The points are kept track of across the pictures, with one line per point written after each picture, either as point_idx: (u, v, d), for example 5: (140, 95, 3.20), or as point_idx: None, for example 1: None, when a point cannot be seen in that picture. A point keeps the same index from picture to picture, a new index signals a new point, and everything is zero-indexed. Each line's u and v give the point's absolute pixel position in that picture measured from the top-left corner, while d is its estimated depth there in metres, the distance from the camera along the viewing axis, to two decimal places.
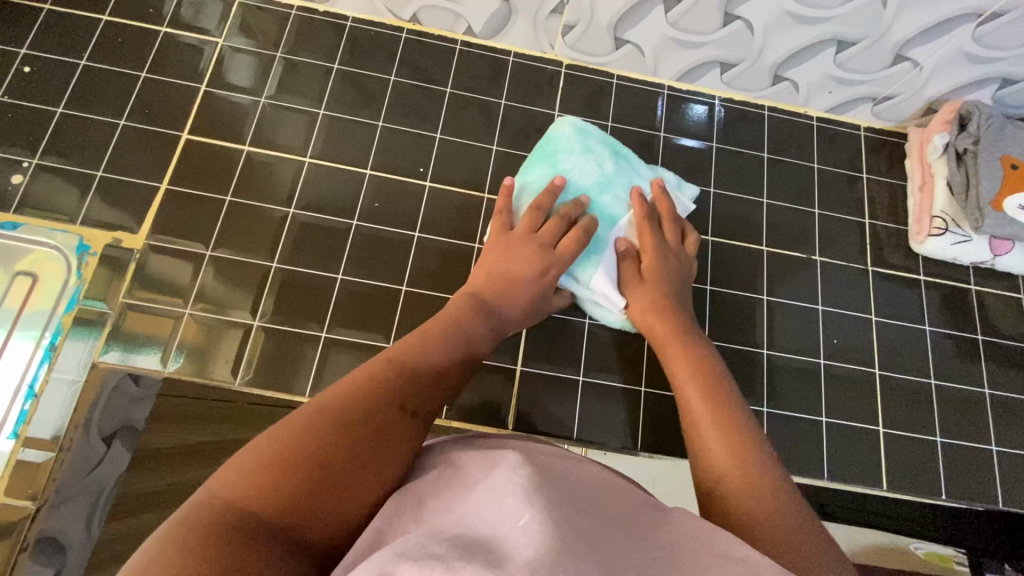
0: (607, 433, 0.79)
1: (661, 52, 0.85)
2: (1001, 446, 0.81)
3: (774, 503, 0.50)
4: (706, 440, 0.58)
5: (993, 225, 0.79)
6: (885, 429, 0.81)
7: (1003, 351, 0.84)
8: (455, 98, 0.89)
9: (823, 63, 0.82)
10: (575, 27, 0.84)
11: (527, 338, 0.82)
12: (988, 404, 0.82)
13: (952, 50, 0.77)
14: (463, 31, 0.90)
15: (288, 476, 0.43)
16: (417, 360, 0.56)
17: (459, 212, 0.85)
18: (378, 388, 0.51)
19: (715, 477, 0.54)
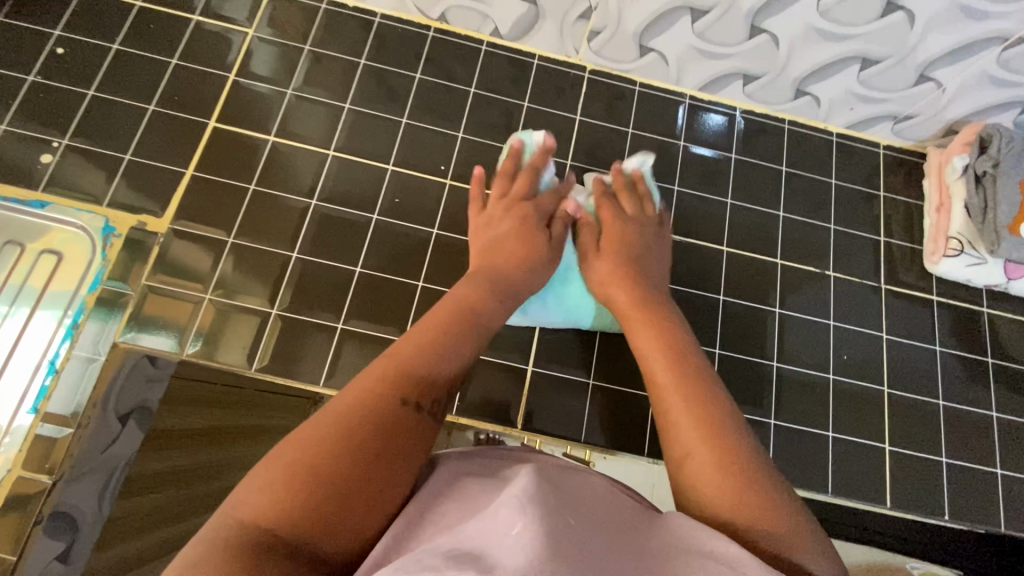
0: (613, 437, 0.80)
1: (684, 61, 0.86)
2: (1006, 470, 0.81)
3: (749, 480, 0.50)
4: (672, 415, 0.57)
5: (1009, 250, 0.78)
6: (890, 447, 0.81)
7: (1013, 375, 0.84)
8: (478, 99, 0.90)
9: (846, 79, 0.82)
10: (601, 34, 0.85)
11: (538, 340, 0.83)
12: (995, 426, 0.82)
13: (976, 73, 0.77)
14: (489, 32, 0.91)
15: (301, 488, 0.43)
16: (417, 362, 0.55)
17: None
18: (394, 389, 0.51)
19: (678, 444, 0.55)
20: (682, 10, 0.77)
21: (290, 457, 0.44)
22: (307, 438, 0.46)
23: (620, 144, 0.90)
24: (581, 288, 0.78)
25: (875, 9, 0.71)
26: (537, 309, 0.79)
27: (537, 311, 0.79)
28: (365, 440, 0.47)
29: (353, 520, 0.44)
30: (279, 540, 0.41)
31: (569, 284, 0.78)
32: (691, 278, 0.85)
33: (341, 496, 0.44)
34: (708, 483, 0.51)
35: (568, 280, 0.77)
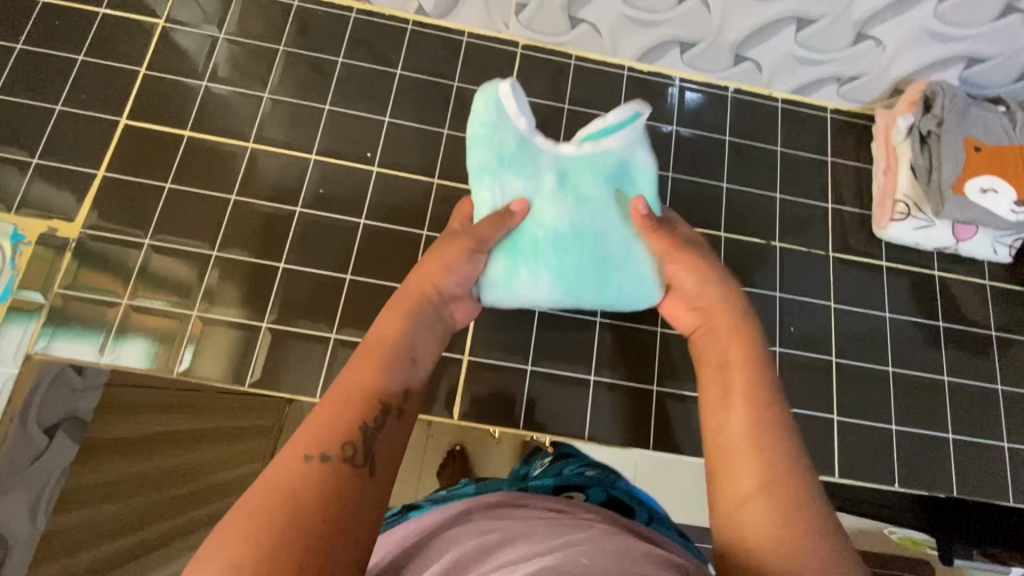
0: (556, 420, 0.78)
1: (617, 31, 0.82)
2: (958, 433, 0.80)
3: (805, 526, 0.46)
4: (732, 443, 0.52)
5: (953, 210, 0.76)
6: (840, 417, 0.79)
7: (963, 336, 0.83)
8: (406, 81, 0.87)
9: (785, 42, 0.79)
10: (527, 6, 0.81)
11: (477, 328, 0.80)
12: (946, 390, 0.81)
13: (915, 29, 0.74)
14: (414, 10, 0.87)
15: None
16: (331, 419, 0.46)
17: (409, 198, 0.83)
18: (298, 455, 0.43)
19: (737, 480, 0.49)
20: None
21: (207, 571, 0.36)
22: (212, 556, 0.37)
23: (556, 121, 0.86)
24: (576, 263, 0.61)
25: None
26: (526, 285, 0.61)
27: (526, 288, 0.62)
28: (286, 539, 0.38)
29: None
30: None
31: (565, 253, 0.61)
32: None
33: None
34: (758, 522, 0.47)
35: (560, 256, 0.60)
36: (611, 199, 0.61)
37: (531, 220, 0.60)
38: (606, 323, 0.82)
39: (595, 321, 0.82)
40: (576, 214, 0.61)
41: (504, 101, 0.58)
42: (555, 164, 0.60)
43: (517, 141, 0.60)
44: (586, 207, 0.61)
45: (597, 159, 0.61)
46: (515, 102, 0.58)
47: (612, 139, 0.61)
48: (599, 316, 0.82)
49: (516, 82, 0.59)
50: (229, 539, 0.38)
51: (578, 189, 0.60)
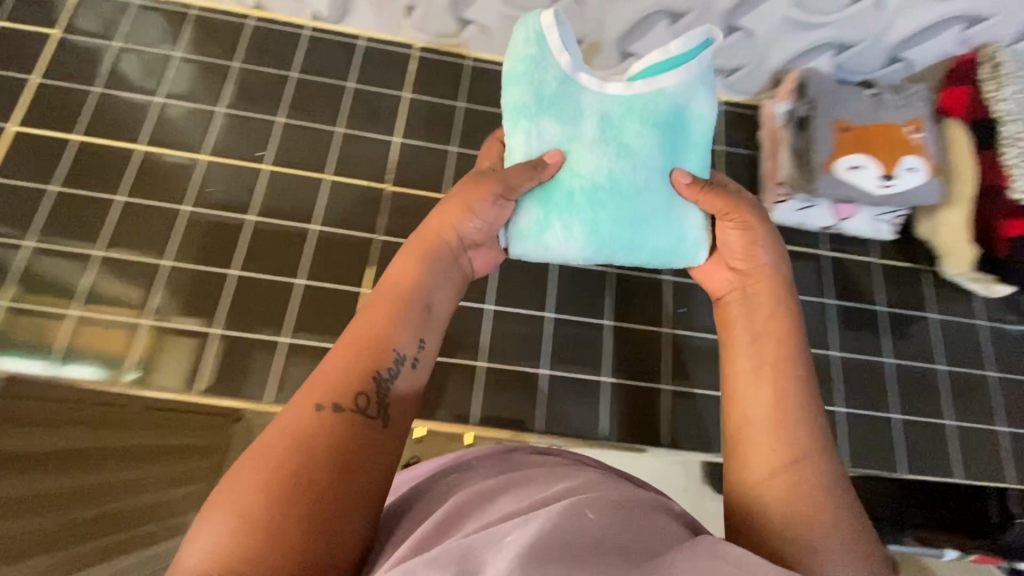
0: (449, 409, 0.77)
1: (505, 30, 0.85)
2: (848, 406, 0.80)
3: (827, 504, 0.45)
4: (756, 417, 0.51)
5: (827, 188, 0.77)
6: None
7: (853, 311, 0.85)
8: (300, 83, 0.88)
9: (661, 35, 0.82)
10: (416, 9, 0.84)
11: None
12: (834, 365, 0.82)
13: (779, 18, 0.78)
14: (309, 16, 0.89)
15: (256, 521, 0.39)
16: (354, 363, 0.48)
17: (300, 194, 0.83)
18: (310, 401, 0.45)
19: (760, 440, 0.49)
20: None
21: (240, 488, 0.41)
22: (243, 480, 0.41)
23: (450, 118, 0.87)
24: (613, 214, 0.58)
25: None
26: (558, 238, 0.59)
27: (558, 242, 0.59)
28: (297, 471, 0.41)
29: (328, 539, 0.40)
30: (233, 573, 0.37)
31: (602, 206, 0.58)
32: None
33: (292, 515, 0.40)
34: (771, 484, 0.47)
35: (597, 204, 0.58)
36: (656, 149, 0.59)
37: (567, 169, 0.58)
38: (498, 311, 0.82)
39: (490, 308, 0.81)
40: (615, 164, 0.58)
41: (544, 33, 0.57)
42: (599, 107, 0.58)
43: (557, 81, 0.58)
44: (627, 158, 0.58)
45: (649, 101, 0.58)
46: (559, 42, 0.57)
47: (665, 76, 0.58)
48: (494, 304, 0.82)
49: (558, 11, 0.57)
50: (254, 462, 0.42)
51: (620, 136, 0.58)
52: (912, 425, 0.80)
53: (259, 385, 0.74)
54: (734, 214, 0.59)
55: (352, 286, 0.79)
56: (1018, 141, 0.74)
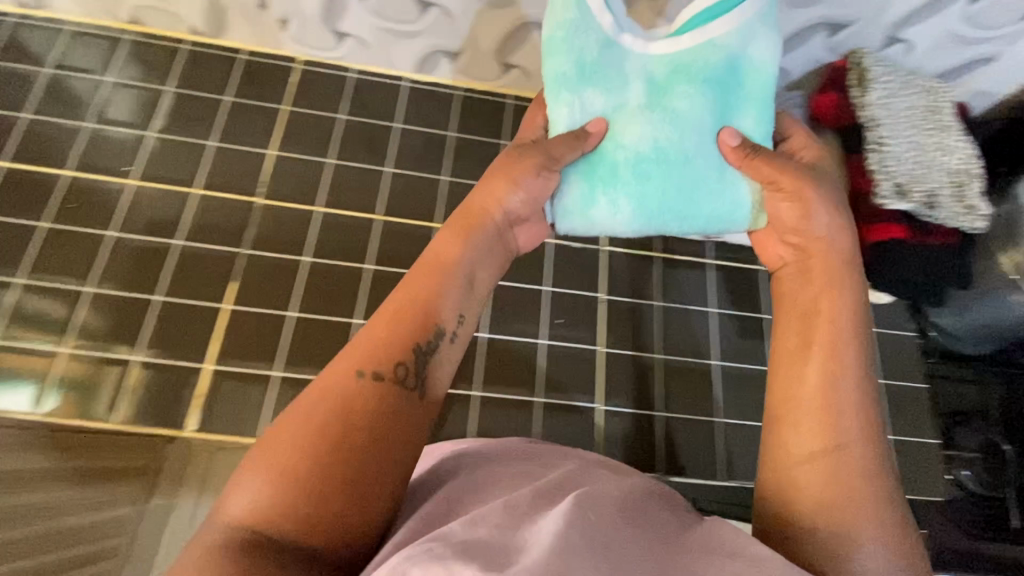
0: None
1: (384, 43, 0.83)
2: (724, 414, 0.85)
3: (858, 490, 0.49)
4: (800, 398, 0.53)
5: None
6: (603, 404, 0.84)
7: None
8: (179, 99, 0.86)
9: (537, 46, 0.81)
10: (290, 22, 0.81)
11: (224, 334, 0.78)
12: (714, 372, 0.87)
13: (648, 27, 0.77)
14: (188, 30, 0.85)
15: (294, 492, 0.44)
16: (397, 328, 0.52)
17: (170, 210, 0.82)
18: (349, 368, 0.49)
19: (802, 423, 0.52)
20: None
21: (281, 450, 0.45)
22: (288, 439, 0.45)
23: (328, 131, 0.87)
24: (661, 185, 0.63)
25: None
26: (605, 210, 0.64)
27: (604, 216, 0.64)
28: (343, 446, 0.45)
29: (358, 508, 0.45)
30: (262, 539, 0.42)
31: (648, 176, 0.63)
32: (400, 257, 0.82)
33: (321, 494, 0.44)
34: (813, 471, 0.51)
35: (642, 177, 0.63)
36: (705, 112, 0.63)
37: (611, 140, 0.63)
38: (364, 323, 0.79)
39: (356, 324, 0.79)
40: (661, 133, 0.63)
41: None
42: (641, 71, 0.63)
43: (598, 46, 0.61)
44: (675, 125, 0.63)
45: (701, 56, 0.62)
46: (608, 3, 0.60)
47: (712, 26, 0.61)
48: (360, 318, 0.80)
49: None
50: (290, 436, 0.45)
51: (664, 102, 0.62)
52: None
53: (112, 407, 0.74)
54: (778, 178, 0.61)
55: (214, 302, 0.79)
56: (881, 146, 0.71)
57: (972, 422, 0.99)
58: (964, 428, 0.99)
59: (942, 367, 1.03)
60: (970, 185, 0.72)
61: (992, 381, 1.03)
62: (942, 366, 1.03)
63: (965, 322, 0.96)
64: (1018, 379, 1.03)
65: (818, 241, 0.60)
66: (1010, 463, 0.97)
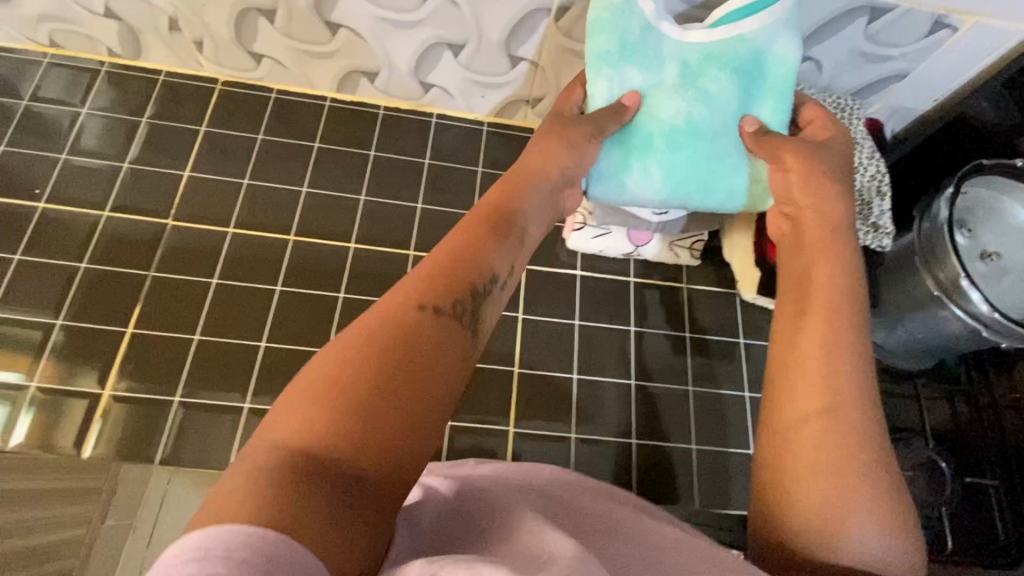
0: (208, 459, 0.73)
1: (300, 64, 0.83)
2: (642, 437, 0.81)
3: (848, 470, 0.41)
4: (802, 363, 0.44)
5: (604, 218, 0.80)
6: (516, 428, 0.80)
7: (650, 342, 0.86)
8: (91, 120, 0.87)
9: (451, 66, 0.81)
10: (205, 43, 0.81)
11: (123, 359, 0.76)
12: (632, 392, 0.83)
13: (555, 48, 0.76)
14: (107, 53, 0.87)
15: (332, 415, 0.32)
16: (462, 262, 0.42)
17: (77, 232, 0.81)
18: (409, 299, 0.38)
19: (803, 400, 0.43)
20: (253, 11, 0.74)
21: (321, 372, 0.33)
22: (328, 362, 0.34)
23: (249, 152, 0.88)
24: (688, 156, 0.65)
25: None
26: (636, 179, 0.66)
27: (636, 184, 0.66)
28: (392, 377, 0.34)
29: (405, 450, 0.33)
30: (312, 469, 0.30)
31: (675, 147, 0.65)
32: (312, 278, 0.82)
33: (376, 418, 0.33)
34: (810, 463, 0.42)
35: (671, 147, 0.65)
36: (730, 96, 0.63)
37: (645, 114, 0.64)
38: (273, 346, 0.79)
39: (260, 346, 0.78)
40: (694, 110, 0.64)
41: None
42: (678, 54, 0.62)
43: (641, 28, 0.61)
44: (707, 103, 0.63)
45: (730, 47, 0.62)
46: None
47: (744, 22, 0.61)
48: (265, 340, 0.79)
49: None
50: (335, 355, 0.34)
51: (698, 83, 0.63)
52: (705, 458, 0.81)
53: (10, 433, 0.71)
54: (784, 156, 0.57)
55: (117, 326, 0.77)
56: None
57: (912, 441, 0.98)
58: (902, 447, 0.97)
59: (880, 383, 1.02)
60: (873, 204, 0.73)
61: (932, 398, 1.02)
62: (879, 382, 1.02)
63: (898, 336, 0.96)
64: (958, 395, 1.03)
65: (810, 203, 0.52)
66: (947, 482, 0.96)
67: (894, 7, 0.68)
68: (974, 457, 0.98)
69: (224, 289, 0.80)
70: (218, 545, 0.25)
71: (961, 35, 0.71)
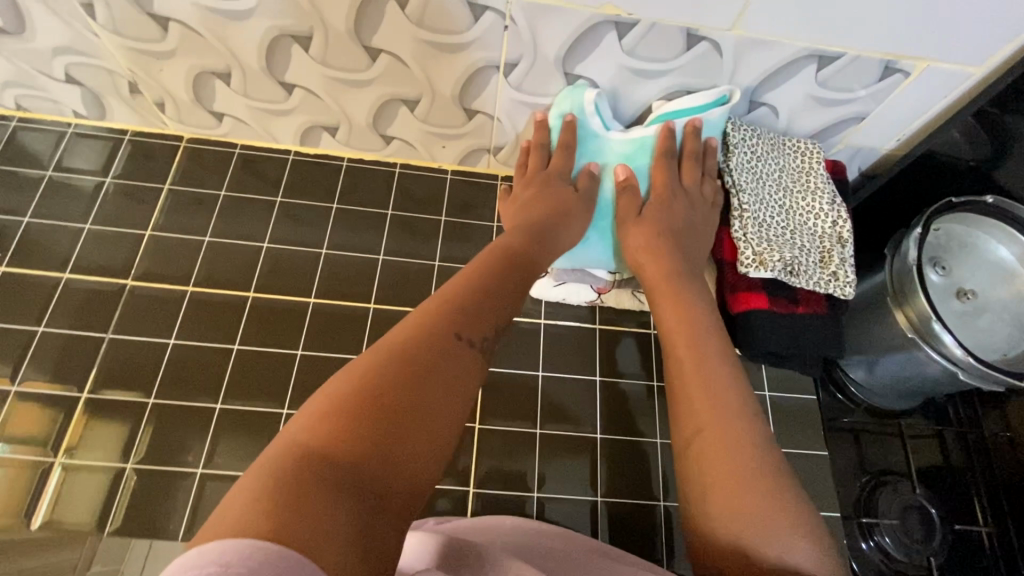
0: (157, 529, 0.70)
1: (261, 121, 0.84)
2: (607, 494, 0.78)
3: (739, 472, 0.53)
4: (688, 399, 0.59)
5: (559, 271, 0.82)
6: (476, 488, 0.77)
7: (616, 392, 0.83)
8: (54, 182, 0.88)
9: (408, 120, 0.81)
10: (166, 104, 0.83)
11: (75, 424, 0.75)
12: (599, 446, 0.80)
13: (508, 101, 0.76)
14: (72, 115, 0.89)
15: (354, 419, 0.42)
16: (463, 307, 0.54)
17: (34, 294, 0.81)
18: (421, 327, 0.51)
19: (695, 424, 0.57)
20: (209, 74, 0.76)
21: (345, 385, 0.44)
22: (350, 378, 0.45)
23: (210, 209, 0.88)
24: None
25: (361, 54, 0.71)
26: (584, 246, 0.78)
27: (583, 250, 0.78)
28: (403, 389, 0.45)
29: (414, 451, 0.43)
30: (335, 468, 0.39)
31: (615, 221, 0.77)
32: (270, 335, 0.81)
33: (391, 425, 0.43)
34: (715, 480, 0.53)
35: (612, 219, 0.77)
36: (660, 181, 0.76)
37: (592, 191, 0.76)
38: (227, 407, 0.77)
39: (216, 407, 0.77)
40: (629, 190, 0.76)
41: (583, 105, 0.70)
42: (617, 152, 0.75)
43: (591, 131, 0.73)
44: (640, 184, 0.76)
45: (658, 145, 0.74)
46: (594, 112, 0.71)
47: (659, 126, 0.73)
48: (220, 401, 0.77)
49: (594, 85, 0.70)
50: (356, 373, 0.46)
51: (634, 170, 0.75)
52: (674, 516, 0.77)
53: None
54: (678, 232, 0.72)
55: (71, 390, 0.76)
56: (744, 213, 0.72)
57: (899, 485, 0.94)
58: (889, 492, 0.94)
59: (865, 422, 0.99)
60: (835, 250, 0.72)
61: (920, 438, 0.99)
62: (863, 422, 0.99)
63: (875, 372, 0.94)
64: (947, 434, 0.99)
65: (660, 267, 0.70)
66: (937, 527, 0.92)
67: (841, 55, 0.67)
68: (965, 499, 0.95)
69: (181, 349, 0.79)
70: (227, 554, 0.31)
71: (913, 79, 0.70)
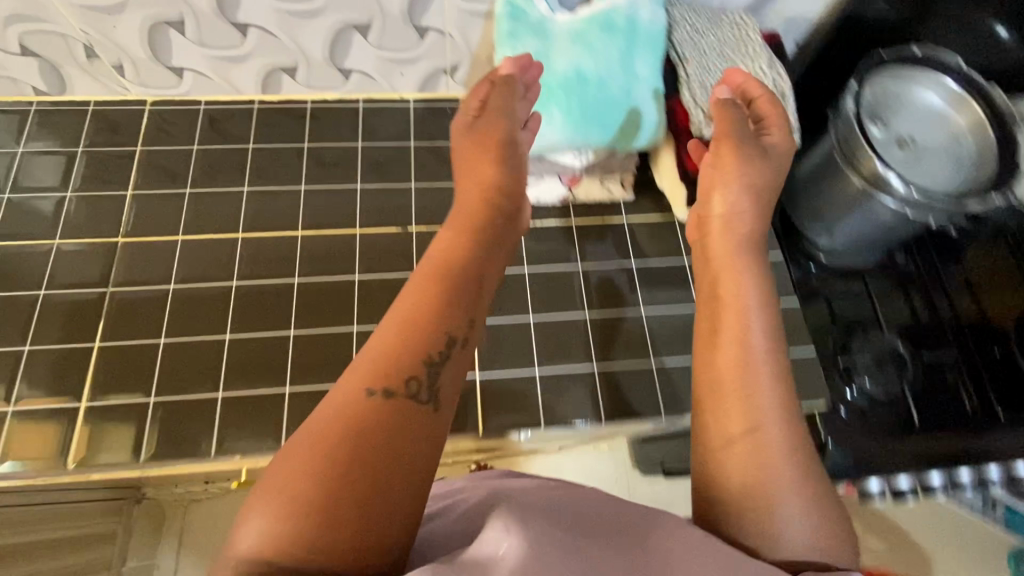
0: (187, 450, 0.74)
1: (222, 72, 0.87)
2: (603, 364, 0.82)
3: (765, 464, 0.54)
4: (726, 382, 0.59)
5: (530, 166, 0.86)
6: (482, 375, 0.81)
7: (598, 275, 0.88)
8: (26, 158, 0.89)
9: (363, 48, 0.85)
10: (125, 66, 0.85)
11: (93, 372, 0.78)
12: (589, 325, 0.85)
13: (454, 12, 0.79)
14: (33, 92, 0.90)
15: (305, 510, 0.44)
16: (398, 353, 0.53)
17: (28, 263, 0.83)
18: (356, 389, 0.51)
19: (734, 423, 0.57)
20: (162, 25, 0.78)
21: (293, 472, 0.46)
22: (296, 462, 0.46)
23: (185, 162, 0.90)
24: (584, 97, 0.77)
25: None
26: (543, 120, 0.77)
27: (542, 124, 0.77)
28: (349, 462, 0.46)
29: (370, 517, 0.45)
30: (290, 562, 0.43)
31: (571, 94, 0.77)
32: (263, 271, 0.85)
33: (340, 499, 0.45)
34: (739, 471, 0.55)
35: (568, 91, 0.76)
36: (614, 51, 0.76)
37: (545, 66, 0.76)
38: (235, 338, 0.80)
39: (224, 339, 0.80)
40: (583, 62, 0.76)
41: None
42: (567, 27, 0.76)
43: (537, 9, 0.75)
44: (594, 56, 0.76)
45: (604, 16, 0.76)
46: None
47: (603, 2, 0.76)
48: (228, 333, 0.80)
49: None
50: (302, 455, 0.47)
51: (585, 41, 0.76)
52: (670, 374, 0.82)
53: None
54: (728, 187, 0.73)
55: (82, 343, 0.79)
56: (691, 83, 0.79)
57: (870, 332, 1.03)
58: (863, 339, 1.02)
59: (834, 281, 1.06)
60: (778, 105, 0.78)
61: (886, 293, 1.06)
62: (832, 282, 1.06)
63: (838, 237, 1.01)
64: (912, 288, 1.07)
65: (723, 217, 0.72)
66: (908, 363, 1.00)
67: None
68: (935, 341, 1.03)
69: (182, 294, 0.83)
70: None
71: None
